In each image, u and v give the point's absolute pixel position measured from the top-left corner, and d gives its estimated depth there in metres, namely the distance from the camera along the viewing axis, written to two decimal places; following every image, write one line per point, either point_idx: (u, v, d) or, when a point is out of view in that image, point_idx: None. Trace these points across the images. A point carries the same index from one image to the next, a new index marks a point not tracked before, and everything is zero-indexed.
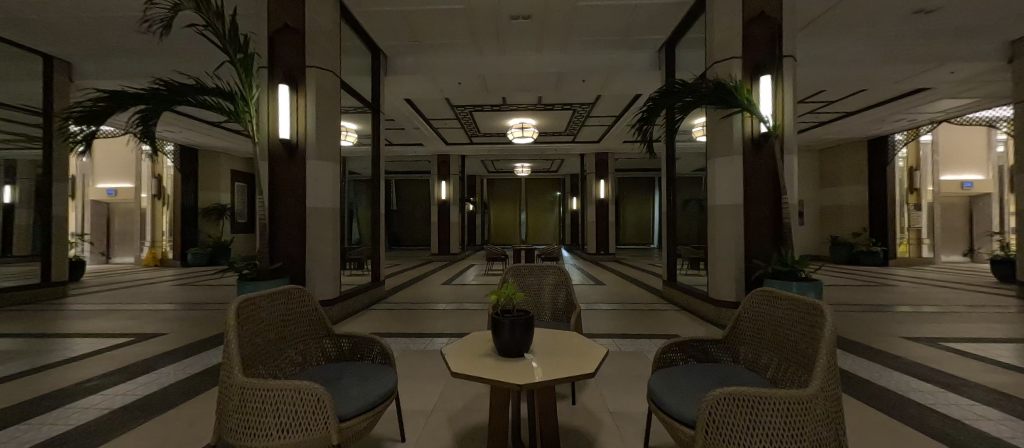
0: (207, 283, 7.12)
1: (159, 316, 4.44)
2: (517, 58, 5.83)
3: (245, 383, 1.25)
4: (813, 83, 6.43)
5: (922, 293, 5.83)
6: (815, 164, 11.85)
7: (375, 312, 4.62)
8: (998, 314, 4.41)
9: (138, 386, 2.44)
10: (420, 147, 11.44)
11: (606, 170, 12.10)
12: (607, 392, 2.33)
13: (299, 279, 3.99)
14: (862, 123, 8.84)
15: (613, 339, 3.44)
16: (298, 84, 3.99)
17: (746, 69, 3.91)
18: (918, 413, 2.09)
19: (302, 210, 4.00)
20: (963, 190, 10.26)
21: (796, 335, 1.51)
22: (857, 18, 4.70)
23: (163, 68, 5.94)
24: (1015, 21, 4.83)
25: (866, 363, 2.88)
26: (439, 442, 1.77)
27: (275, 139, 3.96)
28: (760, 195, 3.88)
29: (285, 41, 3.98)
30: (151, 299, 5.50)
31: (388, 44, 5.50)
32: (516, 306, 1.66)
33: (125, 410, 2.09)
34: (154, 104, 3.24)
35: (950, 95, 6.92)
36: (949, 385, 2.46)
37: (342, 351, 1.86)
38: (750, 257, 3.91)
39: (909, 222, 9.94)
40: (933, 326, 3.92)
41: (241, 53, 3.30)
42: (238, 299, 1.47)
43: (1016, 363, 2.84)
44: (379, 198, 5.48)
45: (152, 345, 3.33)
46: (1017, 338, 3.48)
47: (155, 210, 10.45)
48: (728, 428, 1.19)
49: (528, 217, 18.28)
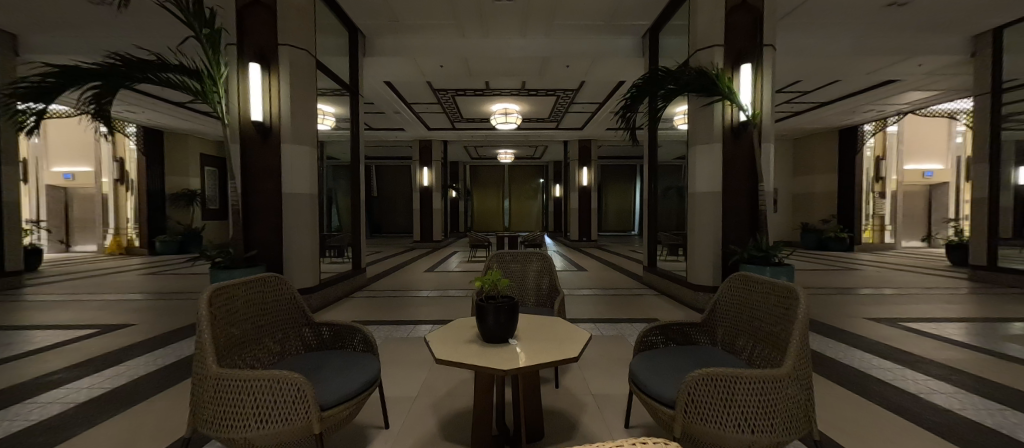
0: (178, 271, 6.89)
1: (127, 306, 4.27)
2: (499, 42, 5.71)
3: (220, 373, 1.20)
4: (790, 73, 6.55)
5: (883, 276, 6.16)
6: (789, 154, 12.24)
7: (356, 300, 4.55)
8: (949, 295, 4.71)
9: (106, 379, 2.33)
10: (401, 132, 11.22)
11: (589, 157, 12.14)
12: (590, 375, 2.38)
13: (275, 266, 3.86)
14: (834, 113, 9.14)
15: (595, 324, 3.50)
16: (270, 63, 3.80)
17: (727, 57, 3.96)
18: (878, 388, 2.22)
19: (277, 195, 3.86)
20: (924, 179, 10.80)
21: (772, 317, 1.56)
22: (833, 10, 4.79)
23: (119, 43, 5.55)
24: (980, 16, 5.00)
25: (833, 343, 3.01)
26: (422, 429, 1.76)
27: (247, 121, 3.79)
28: (738, 182, 3.96)
29: (256, 17, 3.77)
30: (118, 288, 5.29)
31: (366, 24, 5.28)
32: (501, 292, 1.64)
33: (92, 404, 2.00)
34: (111, 81, 3.02)
35: (918, 87, 7.18)
36: (908, 362, 2.61)
37: (323, 339, 1.82)
38: (728, 243, 4.01)
39: (874, 210, 10.41)
40: (894, 307, 4.15)
41: (208, 28, 3.09)
42: (210, 287, 1.41)
43: (968, 341, 3.04)
44: (359, 183, 5.33)
45: (119, 336, 3.21)
46: (969, 317, 3.72)
47: (118, 196, 9.88)
48: (706, 406, 1.22)
49: (511, 205, 18.29)
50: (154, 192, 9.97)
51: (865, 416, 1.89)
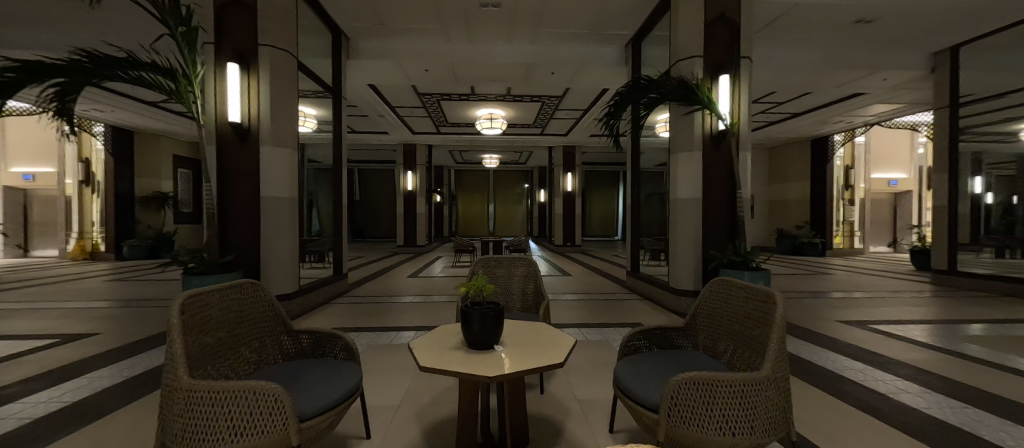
0: (148, 277, 6.61)
1: (91, 314, 4.05)
2: (485, 47, 5.73)
3: (192, 385, 1.14)
4: (767, 84, 6.78)
5: (853, 280, 6.41)
6: (765, 163, 12.66)
7: (337, 306, 4.44)
8: (914, 298, 4.94)
9: (68, 391, 2.21)
10: (385, 136, 11.11)
11: (573, 163, 12.27)
12: (574, 380, 2.38)
13: (252, 272, 3.74)
14: (806, 124, 9.52)
15: (580, 329, 3.52)
16: (250, 63, 3.70)
17: (707, 68, 4.07)
18: (851, 388, 2.30)
19: (255, 198, 3.75)
20: (890, 187, 11.34)
21: (750, 321, 1.60)
22: (804, 26, 5.00)
23: (89, 39, 5.34)
24: (940, 34, 5.29)
25: (809, 345, 3.11)
26: (406, 438, 1.73)
27: (224, 122, 3.67)
28: (717, 187, 4.06)
29: (235, 16, 3.67)
30: (82, 295, 5.02)
31: (350, 26, 5.21)
32: (486, 298, 1.63)
33: (49, 419, 1.88)
34: (76, 78, 2.87)
35: (883, 100, 7.55)
36: (877, 363, 2.71)
37: (303, 347, 1.77)
38: (708, 248, 4.10)
39: (844, 216, 10.80)
40: (864, 310, 4.31)
41: (184, 26, 2.98)
42: (182, 295, 1.35)
43: (932, 342, 3.18)
44: (341, 186, 5.22)
45: (83, 346, 3.04)
46: (933, 320, 3.90)
47: (83, 198, 9.45)
48: (690, 408, 1.24)
49: (496, 210, 18.30)
50: (123, 194, 9.54)
51: (840, 416, 1.94)
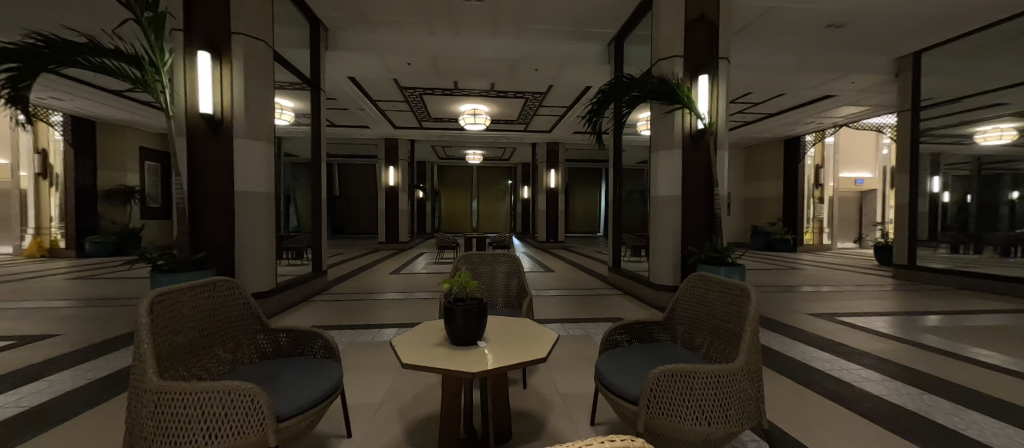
0: (113, 275, 6.31)
1: (50, 314, 3.83)
2: (467, 41, 5.67)
3: (161, 386, 1.10)
4: (743, 84, 6.97)
5: (822, 275, 6.69)
6: (741, 161, 13.04)
7: (315, 304, 4.34)
8: (877, 292, 5.19)
9: (25, 396, 2.10)
10: (366, 130, 10.90)
11: (556, 160, 12.33)
12: (557, 375, 2.41)
13: (225, 269, 3.61)
14: (780, 124, 9.85)
15: (563, 324, 3.56)
16: (222, 51, 3.56)
17: (687, 68, 4.16)
18: (819, 378, 2.41)
19: (228, 192, 3.61)
20: (856, 186, 11.86)
21: (727, 314, 1.64)
22: (779, 29, 5.16)
23: (46, 23, 5.03)
24: (904, 40, 5.54)
25: (780, 337, 3.23)
26: (388, 436, 1.71)
27: (196, 113, 3.53)
28: (696, 185, 4.16)
29: (206, 2, 3.51)
30: (41, 295, 4.75)
31: (328, 16, 5.08)
32: (469, 294, 1.63)
33: (4, 426, 1.78)
34: (31, 63, 2.70)
35: (851, 102, 7.88)
36: (844, 353, 2.84)
37: (280, 346, 1.73)
38: (687, 244, 4.20)
39: (814, 214, 11.25)
40: (832, 303, 4.51)
41: (150, 11, 2.83)
42: (151, 294, 1.29)
43: (893, 333, 3.36)
44: (320, 181, 5.09)
45: (42, 347, 2.88)
46: (894, 311, 4.11)
47: (40, 191, 8.90)
48: (669, 399, 1.27)
49: (479, 206, 18.24)
50: (84, 188, 9.05)
51: (808, 404, 2.03)
